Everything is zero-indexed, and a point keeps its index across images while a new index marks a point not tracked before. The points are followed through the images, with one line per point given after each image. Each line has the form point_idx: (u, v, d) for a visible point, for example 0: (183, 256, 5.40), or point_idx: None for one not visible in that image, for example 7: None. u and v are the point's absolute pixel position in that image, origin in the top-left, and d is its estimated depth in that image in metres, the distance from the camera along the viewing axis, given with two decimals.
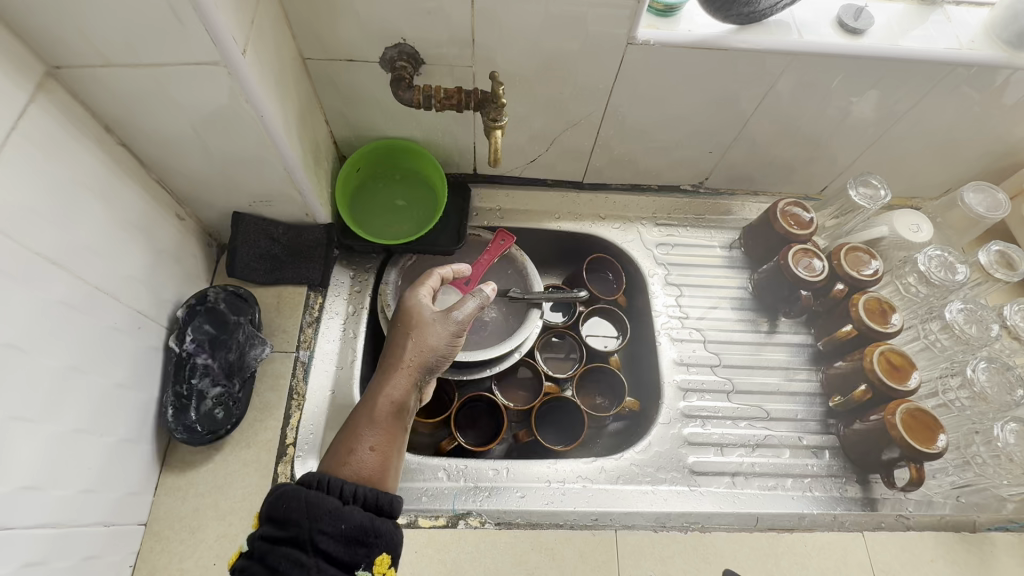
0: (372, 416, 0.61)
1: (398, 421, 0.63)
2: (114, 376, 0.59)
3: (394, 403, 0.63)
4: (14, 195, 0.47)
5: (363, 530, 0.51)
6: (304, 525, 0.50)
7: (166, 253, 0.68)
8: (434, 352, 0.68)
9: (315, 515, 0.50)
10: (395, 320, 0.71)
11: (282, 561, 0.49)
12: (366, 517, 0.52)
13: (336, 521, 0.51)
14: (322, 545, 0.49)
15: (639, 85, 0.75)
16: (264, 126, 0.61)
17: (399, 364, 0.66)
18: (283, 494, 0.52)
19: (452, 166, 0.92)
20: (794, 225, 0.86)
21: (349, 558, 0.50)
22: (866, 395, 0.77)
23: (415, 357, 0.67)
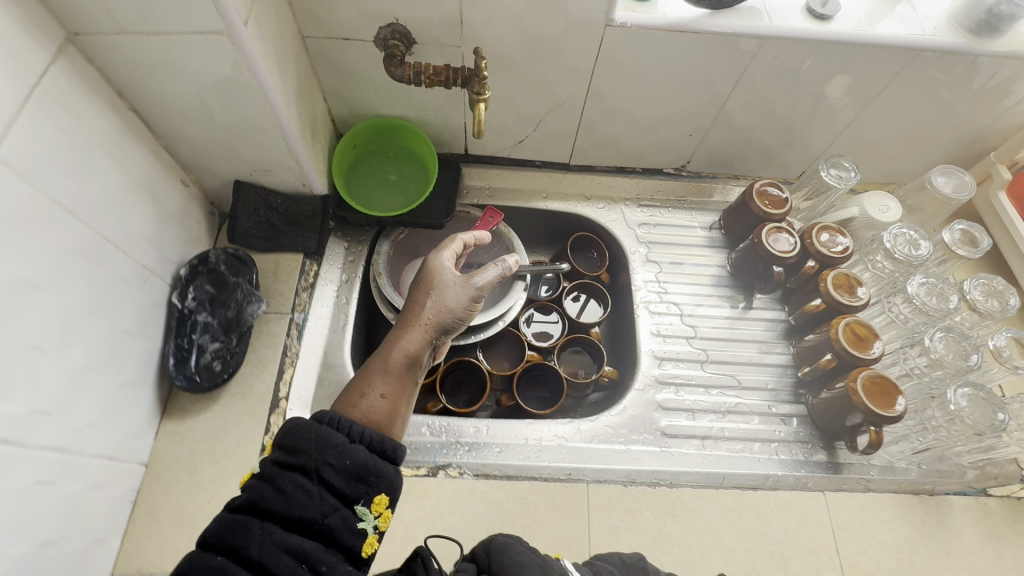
0: (388, 366, 0.63)
1: (411, 375, 0.64)
2: (122, 322, 0.64)
3: (410, 355, 0.65)
4: (35, 145, 0.52)
5: (366, 468, 0.53)
6: (312, 455, 0.51)
7: (171, 215, 0.73)
8: (452, 313, 0.69)
9: (323, 447, 0.52)
10: (416, 279, 0.73)
11: (288, 485, 0.50)
12: (370, 456, 0.53)
13: (342, 456, 0.52)
14: (327, 476, 0.51)
15: (618, 66, 0.80)
16: (264, 94, 0.66)
17: (418, 320, 0.68)
18: (293, 425, 0.53)
19: (444, 146, 0.96)
20: (768, 205, 0.90)
21: (350, 492, 0.51)
22: (831, 363, 0.80)
23: (435, 316, 0.68)
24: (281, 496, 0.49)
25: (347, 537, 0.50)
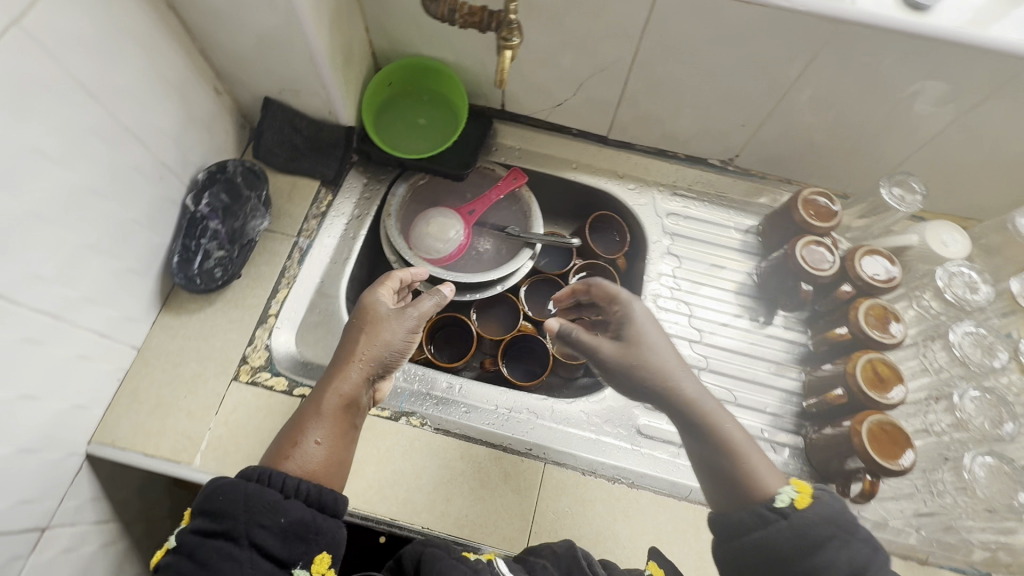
0: (320, 410, 0.64)
1: (349, 417, 0.66)
2: (132, 212, 0.67)
3: (345, 396, 0.66)
4: (64, 22, 0.54)
5: (304, 525, 0.56)
6: (239, 518, 0.54)
7: (198, 120, 0.76)
8: (388, 348, 0.69)
9: (254, 509, 0.55)
10: (354, 314, 0.73)
11: (213, 555, 0.53)
12: (307, 511, 0.57)
13: (274, 514, 0.55)
14: (259, 538, 0.54)
15: (672, 34, 0.73)
16: (292, 8, 0.65)
17: (351, 359, 0.67)
18: (220, 488, 0.57)
19: (481, 97, 0.93)
20: (813, 216, 0.81)
21: (285, 553, 0.54)
22: (841, 399, 0.73)
23: (369, 353, 0.68)
24: (207, 564, 0.52)
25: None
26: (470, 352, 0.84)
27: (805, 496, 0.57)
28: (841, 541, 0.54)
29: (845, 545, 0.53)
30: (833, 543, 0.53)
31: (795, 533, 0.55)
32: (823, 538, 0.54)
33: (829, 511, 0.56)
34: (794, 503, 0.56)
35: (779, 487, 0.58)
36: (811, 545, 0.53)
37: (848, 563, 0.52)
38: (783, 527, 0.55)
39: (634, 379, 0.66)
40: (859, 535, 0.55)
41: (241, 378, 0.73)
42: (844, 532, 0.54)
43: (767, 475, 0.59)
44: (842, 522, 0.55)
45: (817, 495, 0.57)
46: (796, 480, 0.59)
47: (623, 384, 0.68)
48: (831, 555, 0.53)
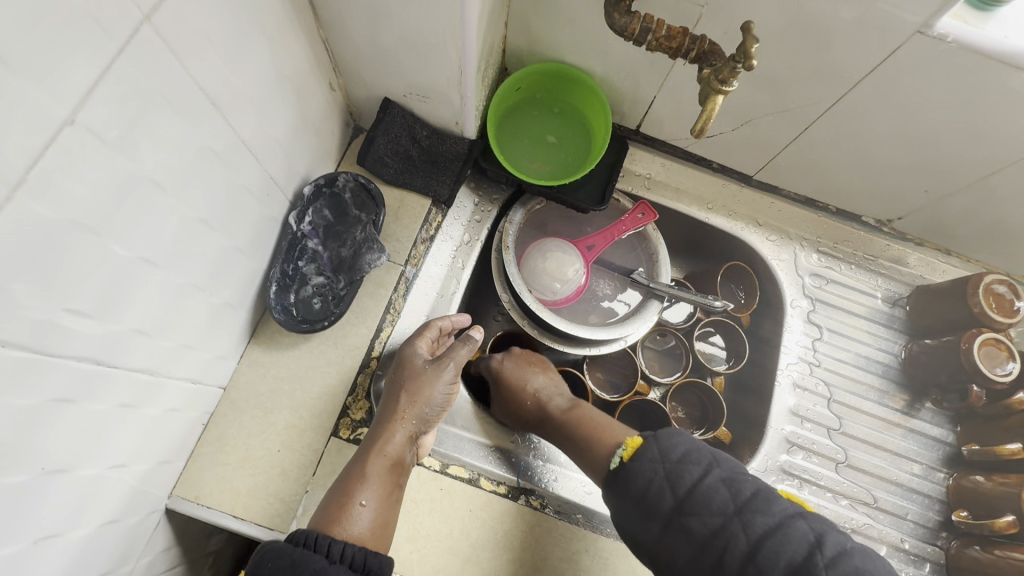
0: (365, 470, 0.57)
1: (395, 478, 0.58)
2: (236, 238, 0.56)
3: (390, 455, 0.58)
4: (196, 15, 0.41)
5: None
6: None
7: (310, 121, 0.63)
8: (428, 404, 0.62)
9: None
10: (391, 374, 0.65)
11: None
12: None
13: None
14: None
15: (895, 87, 0.60)
16: (461, 12, 0.51)
17: (392, 418, 0.60)
18: (266, 554, 0.50)
19: (617, 115, 0.80)
20: (994, 308, 0.71)
21: None
22: (1011, 527, 0.63)
23: (410, 409, 0.61)
24: None
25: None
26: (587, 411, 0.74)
27: (632, 448, 0.60)
28: (661, 471, 0.56)
29: (667, 472, 0.56)
30: (657, 475, 0.56)
31: (628, 480, 0.58)
32: (649, 472, 0.57)
33: (648, 454, 0.58)
34: (622, 459, 0.59)
35: (613, 450, 0.61)
36: (638, 484, 0.57)
37: (673, 489, 0.55)
38: (622, 478, 0.58)
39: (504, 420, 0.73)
40: (689, 460, 0.57)
41: (342, 434, 0.64)
42: (664, 462, 0.57)
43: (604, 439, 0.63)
44: (660, 454, 0.58)
45: (642, 442, 0.59)
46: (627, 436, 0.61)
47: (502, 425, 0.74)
48: (654, 483, 0.56)
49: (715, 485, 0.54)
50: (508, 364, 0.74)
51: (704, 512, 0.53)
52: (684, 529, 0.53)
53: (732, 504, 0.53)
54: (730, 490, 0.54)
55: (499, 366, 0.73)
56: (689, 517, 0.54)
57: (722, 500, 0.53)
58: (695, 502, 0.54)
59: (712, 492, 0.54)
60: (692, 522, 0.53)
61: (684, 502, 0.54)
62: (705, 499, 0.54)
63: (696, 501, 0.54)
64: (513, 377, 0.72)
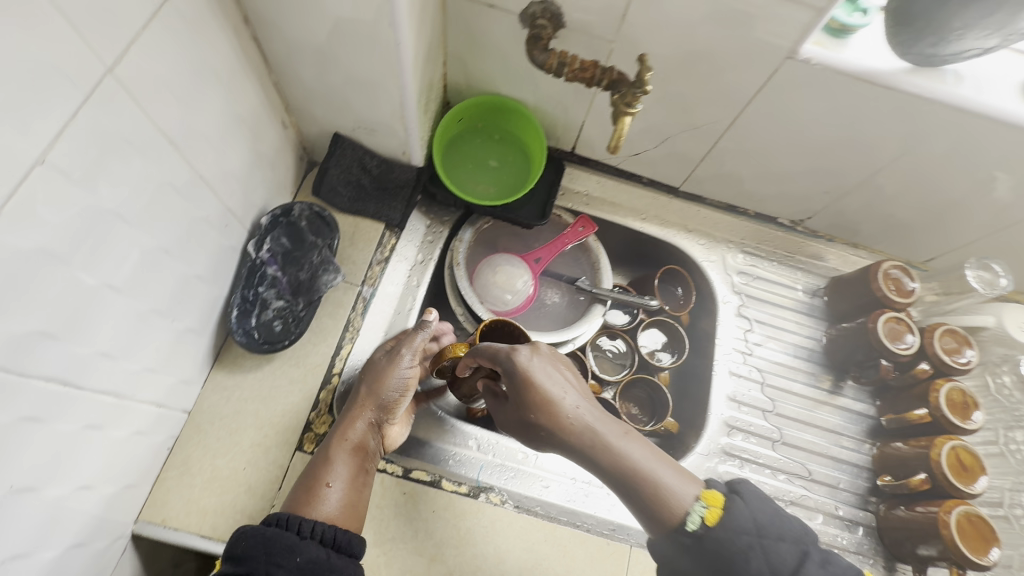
0: (327, 455, 0.62)
1: (362, 462, 0.63)
2: (195, 266, 0.60)
3: (354, 442, 0.63)
4: (155, 67, 0.46)
5: (319, 564, 0.54)
6: (258, 562, 0.52)
7: (264, 156, 0.68)
8: (387, 391, 0.66)
9: (272, 552, 0.53)
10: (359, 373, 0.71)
11: None
12: (322, 552, 0.55)
13: (292, 555, 0.54)
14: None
15: (780, 104, 0.70)
16: (397, 54, 0.58)
17: (354, 408, 0.65)
18: (243, 534, 0.55)
19: (553, 139, 0.88)
20: (893, 290, 0.81)
21: None
22: (923, 485, 0.72)
23: (370, 398, 0.66)
24: None
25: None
26: None
27: (715, 508, 0.55)
28: (759, 549, 0.53)
29: (766, 552, 0.53)
30: (752, 553, 0.53)
31: (713, 551, 0.54)
32: (743, 548, 0.53)
33: (741, 524, 0.54)
34: (705, 520, 0.54)
35: (690, 504, 0.56)
36: (727, 560, 0.53)
37: (769, 569, 0.52)
38: (704, 547, 0.54)
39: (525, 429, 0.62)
40: (777, 535, 0.54)
41: (307, 448, 0.67)
42: (761, 538, 0.54)
43: (677, 487, 0.57)
44: (757, 528, 0.54)
45: (727, 505, 0.56)
46: (708, 493, 0.56)
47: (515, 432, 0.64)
48: (750, 565, 0.52)
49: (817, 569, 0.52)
50: (540, 364, 0.61)
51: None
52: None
53: None
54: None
55: (532, 375, 0.59)
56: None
57: None
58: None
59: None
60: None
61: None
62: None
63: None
64: (548, 385, 0.59)
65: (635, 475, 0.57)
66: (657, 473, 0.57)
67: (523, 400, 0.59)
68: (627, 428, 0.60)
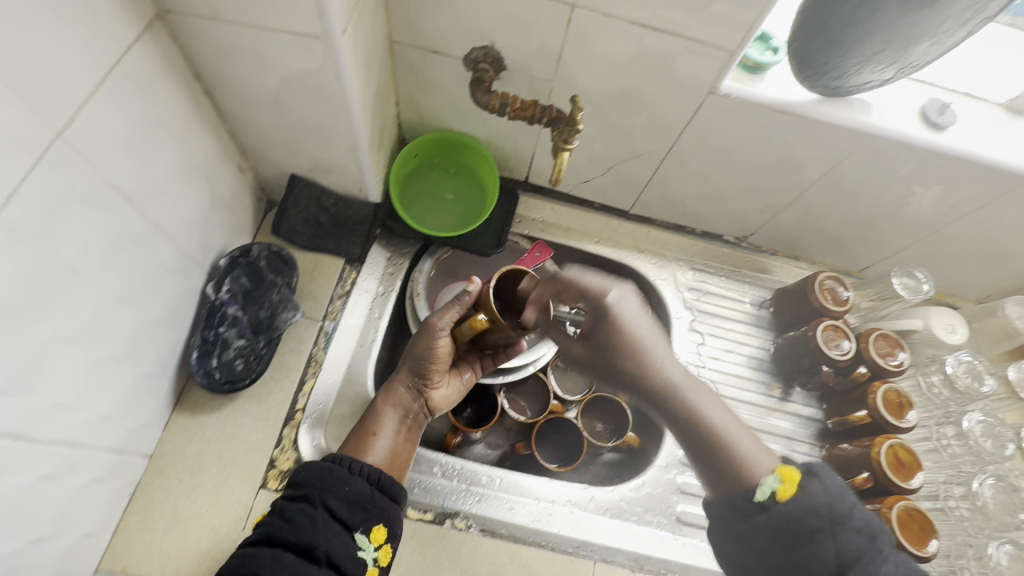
0: (374, 415, 0.69)
1: (405, 419, 0.71)
2: (154, 312, 0.61)
3: (400, 400, 0.71)
4: (105, 127, 0.48)
5: (363, 496, 0.59)
6: (316, 488, 0.58)
7: (221, 200, 0.70)
8: (423, 359, 0.70)
9: (328, 481, 0.58)
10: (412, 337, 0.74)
11: (295, 514, 0.56)
12: (366, 488, 0.60)
13: (342, 485, 0.59)
14: (329, 504, 0.57)
15: (710, 133, 0.75)
16: (344, 102, 0.61)
17: (397, 372, 0.72)
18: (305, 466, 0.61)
19: (506, 170, 0.93)
20: (829, 300, 0.86)
21: (350, 520, 0.57)
22: (866, 483, 0.75)
23: (408, 367, 0.71)
24: (290, 523, 0.55)
25: (347, 564, 0.55)
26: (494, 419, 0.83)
27: (788, 484, 0.54)
28: (828, 533, 0.51)
29: (836, 541, 0.51)
30: (821, 536, 0.51)
31: (777, 525, 0.53)
32: (812, 529, 0.52)
33: (817, 502, 0.53)
34: (776, 495, 0.54)
35: (762, 476, 0.56)
36: (788, 539, 0.52)
37: (836, 554, 0.51)
38: (768, 522, 0.53)
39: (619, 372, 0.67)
40: (852, 525, 0.52)
41: (270, 485, 0.67)
42: (834, 523, 0.52)
43: (753, 454, 0.58)
44: (830, 511, 0.53)
45: (803, 484, 0.54)
46: (785, 468, 0.55)
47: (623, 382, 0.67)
48: (818, 549, 0.51)
49: (886, 564, 0.50)
50: (624, 299, 0.65)
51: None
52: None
53: None
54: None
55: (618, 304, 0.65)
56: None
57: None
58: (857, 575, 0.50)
59: (882, 568, 0.50)
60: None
61: (847, 572, 0.50)
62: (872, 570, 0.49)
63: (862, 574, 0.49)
64: (627, 329, 0.65)
65: (718, 438, 0.60)
66: (732, 440, 0.60)
67: (593, 348, 0.67)
68: (728, 413, 0.63)
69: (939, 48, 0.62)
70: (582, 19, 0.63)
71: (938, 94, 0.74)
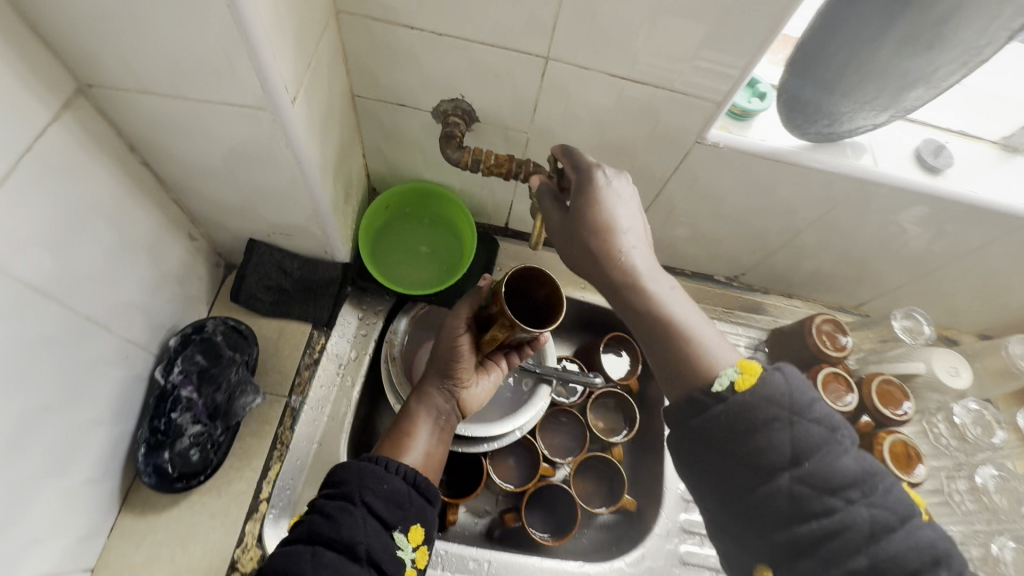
0: (406, 419, 0.67)
1: (440, 421, 0.68)
2: (91, 412, 0.55)
3: (435, 403, 0.69)
4: (16, 224, 0.42)
5: (401, 496, 0.56)
6: (355, 483, 0.55)
7: (170, 274, 0.64)
8: (449, 358, 0.67)
9: (365, 478, 0.56)
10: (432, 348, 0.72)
11: (335, 509, 0.53)
12: (404, 487, 0.57)
13: (380, 483, 0.56)
14: (369, 501, 0.54)
15: (698, 181, 0.71)
16: (299, 170, 0.56)
17: (431, 375, 0.69)
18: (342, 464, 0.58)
19: (484, 217, 0.88)
20: (827, 344, 0.82)
21: (389, 517, 0.54)
22: None
23: (438, 369, 0.68)
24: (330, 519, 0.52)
25: (388, 564, 0.52)
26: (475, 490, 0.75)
27: (749, 375, 0.46)
28: (787, 424, 0.44)
29: (794, 430, 0.44)
30: (776, 425, 0.44)
31: (730, 427, 0.45)
32: (768, 419, 0.44)
33: (775, 394, 0.45)
34: (734, 386, 0.45)
35: (719, 369, 0.47)
36: (742, 438, 0.44)
37: (791, 442, 0.43)
38: (722, 415, 0.45)
39: (574, 252, 0.57)
40: (809, 415, 0.44)
41: None
42: (793, 412, 0.44)
43: (714, 349, 0.49)
44: (791, 402, 0.44)
45: (765, 376, 0.45)
46: (743, 360, 0.47)
47: (569, 254, 0.58)
48: (774, 437, 0.43)
49: (844, 454, 0.43)
50: (620, 186, 0.56)
51: (826, 486, 0.42)
52: (795, 495, 0.42)
53: (888, 518, 0.41)
54: (880, 497, 0.42)
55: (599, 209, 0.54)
56: (806, 486, 0.42)
57: (855, 480, 0.42)
58: (814, 465, 0.43)
59: (841, 461, 0.43)
60: (808, 488, 0.42)
61: (804, 464, 0.43)
62: (833, 475, 0.42)
63: (820, 473, 0.42)
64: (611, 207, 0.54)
65: (682, 334, 0.50)
66: (697, 334, 0.50)
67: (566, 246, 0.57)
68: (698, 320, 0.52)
69: (935, 93, 0.57)
70: (557, 72, 0.59)
71: (930, 134, 0.72)
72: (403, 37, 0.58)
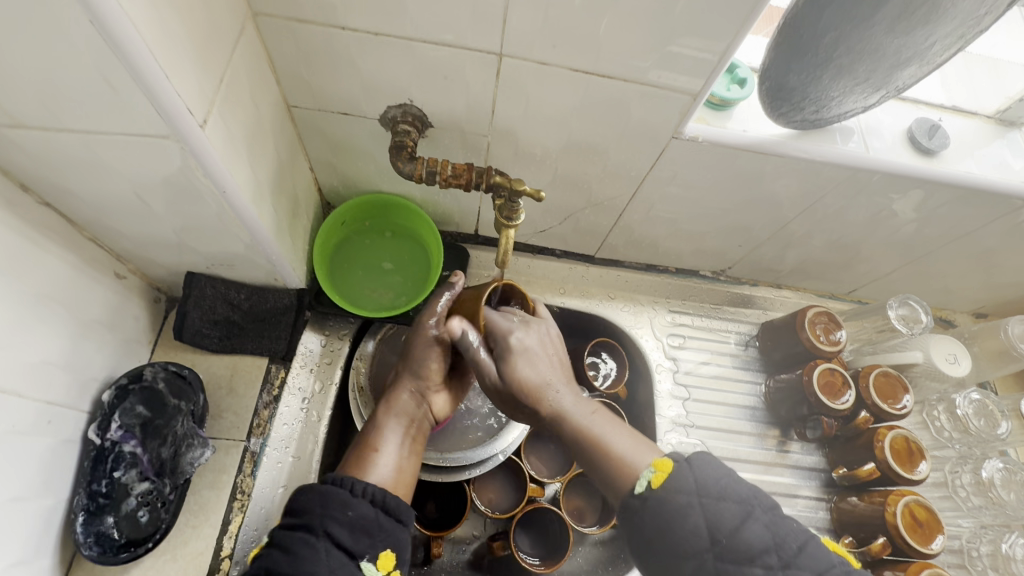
0: (376, 429, 0.57)
1: (411, 430, 0.58)
2: (8, 490, 0.48)
3: (406, 412, 0.59)
4: None
5: (369, 520, 0.46)
6: (314, 511, 0.45)
7: (96, 320, 0.58)
8: (425, 366, 0.59)
9: (327, 503, 0.45)
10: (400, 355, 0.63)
11: (294, 543, 0.43)
12: (373, 511, 0.46)
13: (344, 509, 0.45)
14: (333, 531, 0.44)
15: (677, 177, 0.66)
16: (225, 201, 0.49)
17: (399, 381, 0.60)
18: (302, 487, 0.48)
19: (452, 226, 0.81)
20: (821, 337, 0.77)
21: (353, 547, 0.44)
22: (883, 549, 0.67)
23: (411, 375, 0.60)
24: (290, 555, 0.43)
25: None
26: (459, 523, 0.71)
27: (662, 472, 0.50)
28: (699, 507, 0.48)
29: (706, 511, 0.47)
30: (691, 512, 0.47)
31: (656, 516, 0.48)
32: (680, 508, 0.48)
33: (684, 486, 0.49)
34: (651, 485, 0.49)
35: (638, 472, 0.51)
36: (667, 520, 0.48)
37: (708, 527, 0.47)
38: (646, 514, 0.49)
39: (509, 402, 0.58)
40: (721, 498, 0.48)
41: None
42: (700, 496, 0.48)
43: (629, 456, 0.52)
44: (699, 487, 0.48)
45: (674, 470, 0.49)
46: (655, 458, 0.51)
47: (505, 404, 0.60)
48: (691, 524, 0.47)
49: (760, 531, 0.47)
50: (529, 340, 0.56)
51: (746, 558, 0.46)
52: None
53: (779, 558, 0.46)
54: (778, 539, 0.47)
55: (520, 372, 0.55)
56: (728, 563, 0.46)
57: (711, 528, 0.47)
58: (728, 542, 0.47)
59: (751, 534, 0.47)
60: (731, 566, 0.46)
61: (721, 541, 0.47)
62: (749, 547, 0.46)
63: (737, 548, 0.46)
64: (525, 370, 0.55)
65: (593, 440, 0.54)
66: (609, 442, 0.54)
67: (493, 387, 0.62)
68: (597, 406, 0.58)
69: (930, 70, 0.52)
70: (512, 69, 0.52)
71: (921, 112, 0.67)
72: (335, 38, 0.51)
